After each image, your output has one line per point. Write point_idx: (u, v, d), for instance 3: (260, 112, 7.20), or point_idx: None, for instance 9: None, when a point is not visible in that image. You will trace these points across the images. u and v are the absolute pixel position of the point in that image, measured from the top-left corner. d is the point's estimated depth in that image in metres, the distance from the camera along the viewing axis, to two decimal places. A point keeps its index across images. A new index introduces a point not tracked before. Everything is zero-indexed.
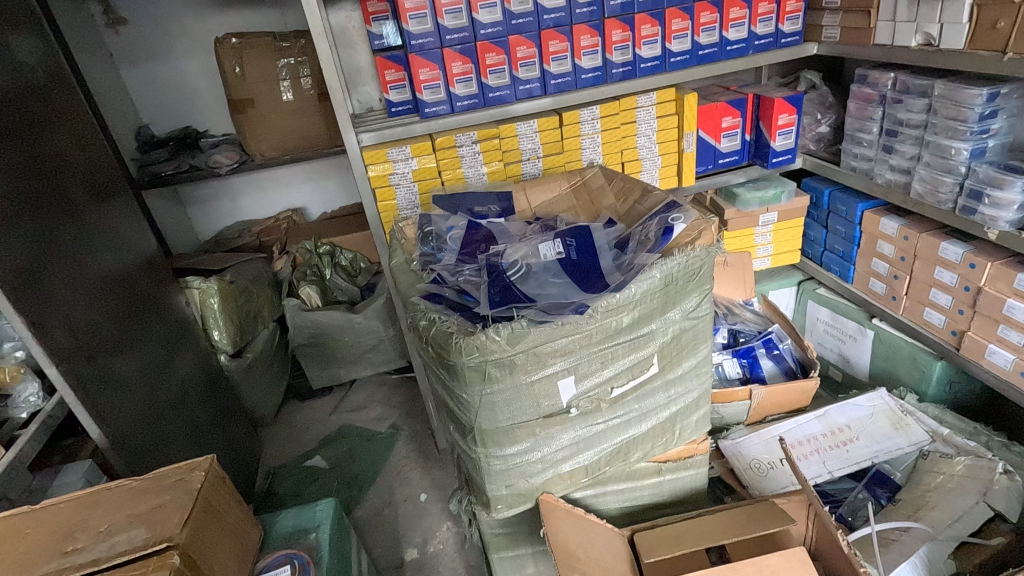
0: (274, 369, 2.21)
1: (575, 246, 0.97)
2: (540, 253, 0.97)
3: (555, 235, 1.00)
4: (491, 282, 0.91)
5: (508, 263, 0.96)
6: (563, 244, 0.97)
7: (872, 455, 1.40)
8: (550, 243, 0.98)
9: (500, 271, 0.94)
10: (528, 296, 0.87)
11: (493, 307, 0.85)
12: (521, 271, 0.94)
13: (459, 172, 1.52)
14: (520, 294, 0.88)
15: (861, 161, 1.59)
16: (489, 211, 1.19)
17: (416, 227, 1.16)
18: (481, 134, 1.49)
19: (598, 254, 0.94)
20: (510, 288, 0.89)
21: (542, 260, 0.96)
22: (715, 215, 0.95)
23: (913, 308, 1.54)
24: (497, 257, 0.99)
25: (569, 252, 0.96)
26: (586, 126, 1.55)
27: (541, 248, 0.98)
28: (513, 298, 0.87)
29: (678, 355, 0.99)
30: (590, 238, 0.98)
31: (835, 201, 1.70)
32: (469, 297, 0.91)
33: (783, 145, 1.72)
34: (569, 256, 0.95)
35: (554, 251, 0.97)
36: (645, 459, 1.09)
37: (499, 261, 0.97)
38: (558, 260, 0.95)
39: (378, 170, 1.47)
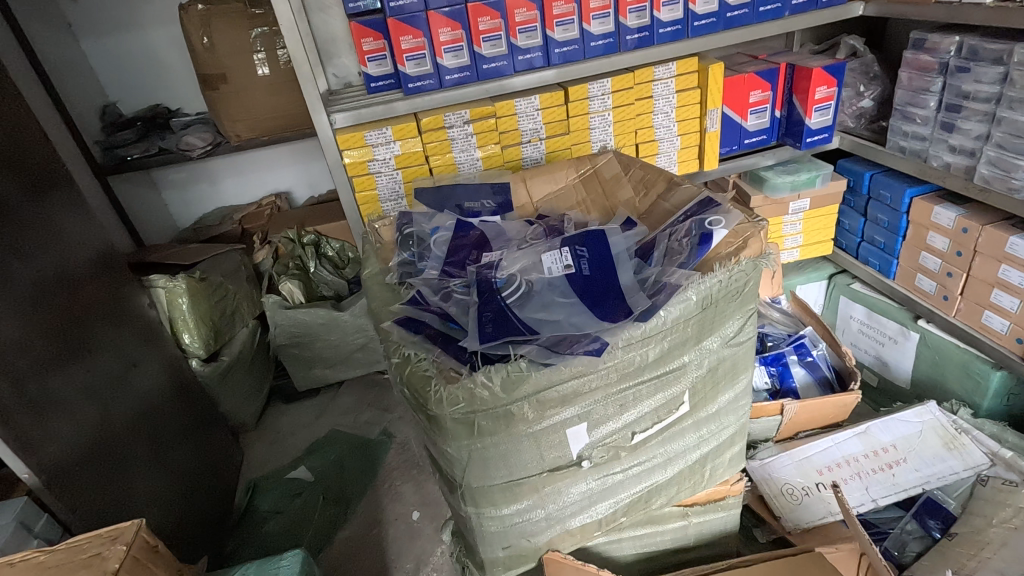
0: (255, 371, 2.04)
1: (587, 256, 0.77)
2: (543, 265, 0.78)
3: (562, 241, 0.81)
4: (482, 305, 0.73)
5: (505, 279, 0.77)
6: (573, 254, 0.78)
7: (922, 481, 1.23)
8: (556, 251, 0.79)
9: (494, 289, 0.75)
10: (530, 325, 0.69)
11: (484, 341, 0.67)
12: (520, 289, 0.75)
13: (449, 157, 1.31)
14: (521, 323, 0.69)
15: (913, 140, 1.38)
16: (482, 208, 0.99)
17: (394, 228, 0.97)
18: (473, 113, 1.29)
19: (617, 266, 0.75)
20: (506, 314, 0.71)
21: (546, 275, 0.77)
22: (764, 218, 0.75)
23: (969, 310, 1.35)
24: (491, 269, 0.80)
25: (580, 264, 0.77)
26: (595, 103, 1.35)
27: (544, 258, 0.79)
28: (510, 328, 0.68)
29: (715, 390, 0.81)
30: (607, 245, 0.78)
31: (877, 186, 1.50)
32: (456, 323, 0.73)
33: (819, 122, 1.51)
34: (580, 270, 0.76)
35: (561, 262, 0.77)
36: (669, 503, 0.92)
37: (493, 274, 0.78)
38: (566, 274, 0.76)
39: (355, 156, 1.27)
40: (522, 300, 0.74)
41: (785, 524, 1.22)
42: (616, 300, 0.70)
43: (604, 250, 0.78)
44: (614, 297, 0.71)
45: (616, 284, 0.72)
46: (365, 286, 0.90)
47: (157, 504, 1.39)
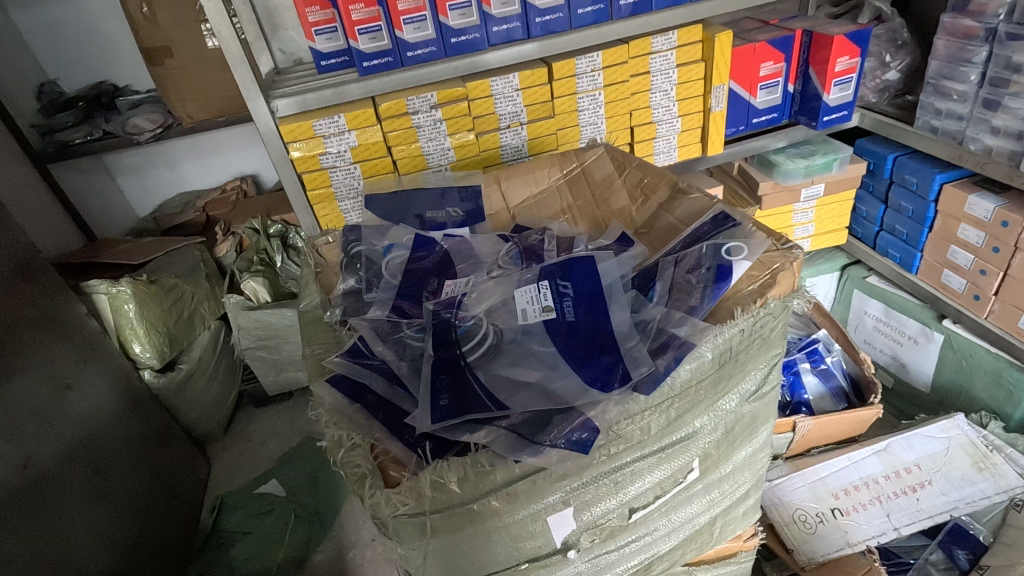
0: (221, 375, 1.88)
1: (572, 294, 0.61)
2: (516, 305, 0.62)
3: (541, 270, 0.65)
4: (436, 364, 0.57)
5: (467, 325, 0.61)
6: (554, 292, 0.62)
7: (950, 507, 1.11)
8: (532, 286, 0.63)
9: (453, 341, 0.59)
10: (496, 397, 0.53)
11: (437, 421, 0.51)
12: (487, 340, 0.59)
13: (415, 148, 1.12)
14: (485, 394, 0.53)
15: (947, 120, 1.21)
16: (448, 218, 0.82)
17: (339, 247, 0.80)
18: (441, 95, 1.10)
19: (610, 307, 0.59)
20: (467, 378, 0.55)
21: (520, 321, 0.60)
22: (798, 244, 0.59)
23: (1005, 312, 1.21)
24: (452, 309, 0.63)
25: (562, 304, 0.60)
26: (583, 81, 1.16)
27: (517, 296, 0.63)
28: (471, 402, 0.52)
29: (730, 450, 0.66)
30: (597, 276, 0.62)
31: (902, 170, 1.33)
32: (405, 388, 0.57)
33: (838, 98, 1.33)
34: (562, 314, 0.60)
35: (539, 302, 0.61)
36: (678, 563, 0.76)
37: (454, 317, 0.62)
38: (544, 320, 0.60)
39: (303, 149, 1.08)
40: (488, 354, 0.59)
41: (798, 558, 1.10)
42: (608, 358, 0.54)
43: (594, 284, 0.61)
44: (608, 353, 0.55)
45: (610, 335, 0.56)
46: (302, 323, 0.73)
47: (100, 541, 1.25)
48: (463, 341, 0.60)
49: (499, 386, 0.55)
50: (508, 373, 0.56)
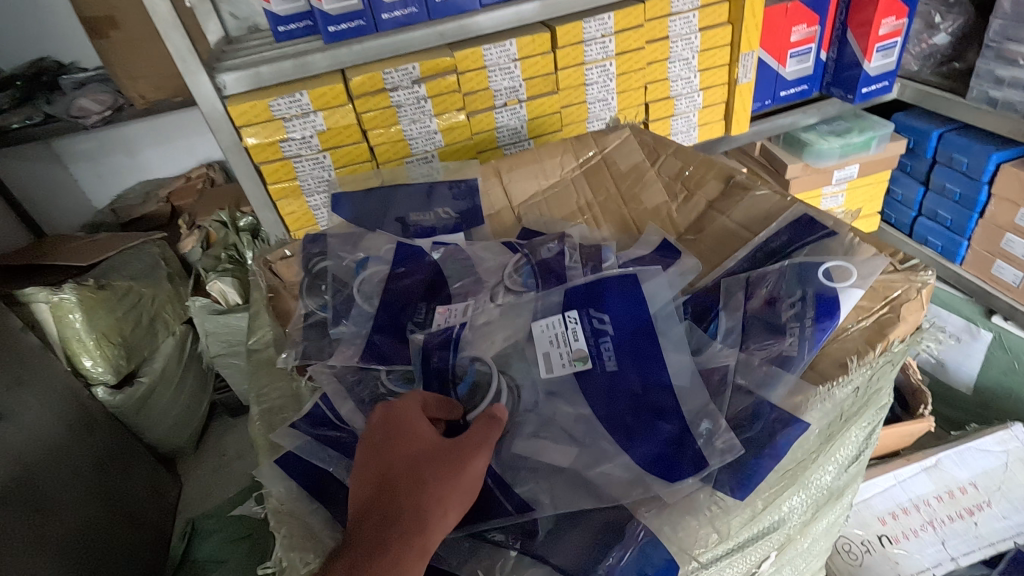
0: (188, 387, 1.66)
1: (611, 330, 0.45)
2: (537, 344, 0.47)
3: (568, 292, 0.49)
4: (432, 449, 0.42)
5: (478, 369, 0.47)
6: (586, 328, 0.46)
7: (1012, 533, 0.99)
8: (555, 319, 0.47)
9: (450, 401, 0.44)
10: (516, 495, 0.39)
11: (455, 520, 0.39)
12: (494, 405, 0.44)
13: (396, 131, 0.94)
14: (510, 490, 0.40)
15: (1010, 90, 1.05)
16: (439, 222, 0.65)
17: (301, 263, 0.62)
18: (424, 67, 0.91)
19: (665, 349, 0.43)
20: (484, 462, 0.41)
21: (544, 374, 0.45)
22: (926, 264, 0.42)
23: None
24: (448, 351, 0.48)
25: (600, 347, 0.45)
26: (591, 49, 0.98)
27: (538, 331, 0.47)
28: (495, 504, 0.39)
29: (817, 522, 0.51)
30: (642, 304, 0.46)
31: (948, 149, 1.18)
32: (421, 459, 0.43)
33: (880, 66, 1.16)
34: (599, 361, 0.44)
35: (567, 344, 0.46)
36: None
37: (451, 360, 0.47)
38: (575, 370, 0.44)
39: (259, 135, 0.89)
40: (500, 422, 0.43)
41: None
42: (667, 427, 0.40)
43: (638, 320, 0.45)
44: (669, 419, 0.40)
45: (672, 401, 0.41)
46: (253, 368, 0.57)
47: None
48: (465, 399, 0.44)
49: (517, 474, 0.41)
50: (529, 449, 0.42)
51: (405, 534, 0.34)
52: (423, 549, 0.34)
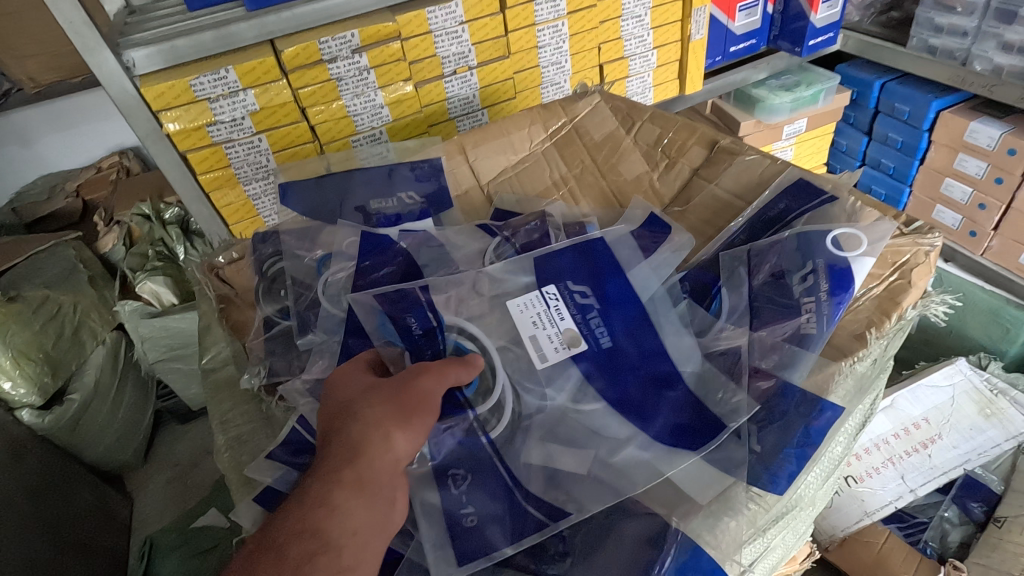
0: (128, 398, 1.52)
1: (597, 305, 0.42)
2: (516, 326, 0.42)
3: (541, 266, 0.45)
4: (438, 503, 0.37)
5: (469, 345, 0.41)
6: (571, 306, 0.42)
7: (961, 461, 1.05)
8: (533, 297, 0.43)
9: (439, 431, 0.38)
10: (535, 507, 0.36)
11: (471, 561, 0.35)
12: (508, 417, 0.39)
13: (339, 107, 0.86)
14: (534, 500, 0.37)
15: (948, 38, 1.07)
16: (402, 208, 0.59)
17: (253, 267, 0.55)
18: (364, 35, 0.82)
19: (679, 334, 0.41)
20: (504, 474, 0.37)
21: (538, 364, 0.40)
22: (932, 227, 0.42)
23: (1003, 248, 1.16)
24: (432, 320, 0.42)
25: (589, 324, 0.41)
26: (542, 9, 0.92)
27: (513, 309, 0.43)
28: (505, 517, 0.36)
29: (823, 488, 0.51)
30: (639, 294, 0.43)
31: (891, 98, 1.21)
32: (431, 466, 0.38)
33: (824, 18, 1.16)
34: (593, 340, 0.41)
35: (553, 323, 0.42)
36: None
37: (437, 319, 0.42)
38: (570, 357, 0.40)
39: (181, 119, 0.78)
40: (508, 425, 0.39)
41: (821, 540, 1.06)
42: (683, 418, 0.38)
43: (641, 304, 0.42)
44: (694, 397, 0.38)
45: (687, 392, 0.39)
46: (212, 390, 0.50)
47: None
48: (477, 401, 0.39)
49: (535, 482, 0.37)
50: (541, 454, 0.38)
51: (339, 470, 0.34)
52: (354, 486, 0.34)
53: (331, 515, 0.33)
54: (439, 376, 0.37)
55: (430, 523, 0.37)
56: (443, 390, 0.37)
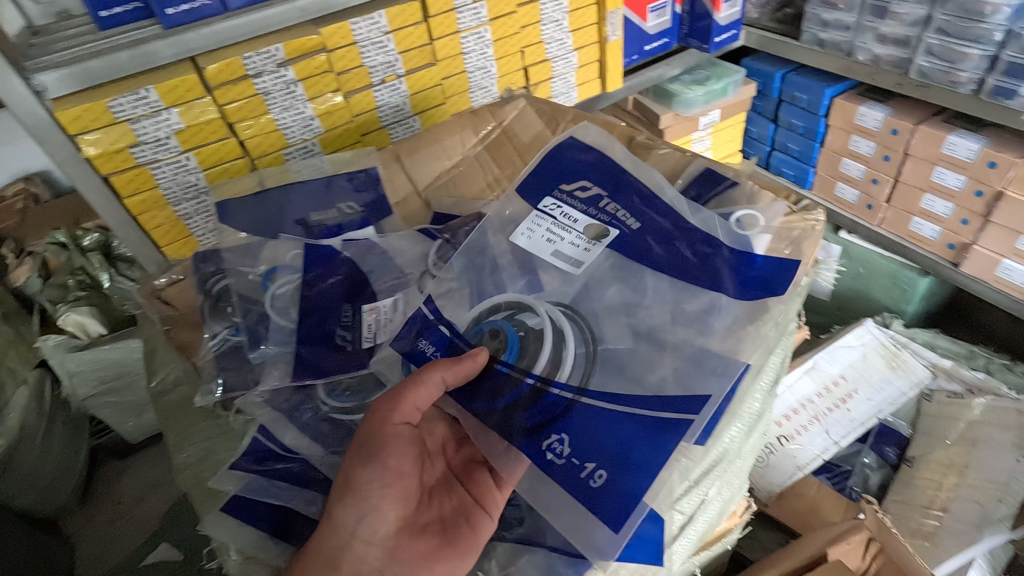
0: (58, 438, 1.43)
1: (604, 195, 0.51)
2: (541, 257, 0.49)
3: (523, 202, 0.53)
4: (562, 482, 0.39)
5: (488, 321, 0.47)
6: (581, 207, 0.51)
7: (875, 412, 1.17)
8: (537, 223, 0.50)
9: (509, 407, 0.43)
10: (654, 443, 0.39)
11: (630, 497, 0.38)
12: (581, 346, 0.44)
13: (267, 121, 0.85)
14: (642, 434, 0.39)
15: (834, 32, 1.19)
16: (341, 218, 0.60)
17: (196, 286, 0.56)
18: (288, 49, 0.82)
19: (620, 304, 0.46)
20: (598, 418, 0.40)
21: (580, 269, 0.48)
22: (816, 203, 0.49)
23: (895, 218, 1.29)
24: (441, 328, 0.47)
25: (609, 214, 0.50)
26: (464, 17, 0.95)
27: (529, 245, 0.50)
28: (624, 463, 0.38)
29: (749, 442, 0.57)
30: (657, 196, 0.51)
31: (791, 87, 1.33)
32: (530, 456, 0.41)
33: (727, 17, 1.26)
34: (621, 224, 0.49)
35: (570, 230, 0.50)
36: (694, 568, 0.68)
37: (452, 332, 0.47)
38: (607, 244, 0.48)
39: (101, 143, 0.76)
40: (578, 367, 0.43)
41: (760, 495, 1.11)
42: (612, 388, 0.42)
43: (667, 224, 0.49)
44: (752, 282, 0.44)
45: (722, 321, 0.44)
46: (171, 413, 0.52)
47: None
48: (524, 362, 0.44)
49: (634, 409, 0.41)
50: (619, 393, 0.41)
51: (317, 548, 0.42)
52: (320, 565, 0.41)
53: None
54: (363, 446, 0.42)
55: (569, 504, 0.39)
56: (370, 456, 0.42)
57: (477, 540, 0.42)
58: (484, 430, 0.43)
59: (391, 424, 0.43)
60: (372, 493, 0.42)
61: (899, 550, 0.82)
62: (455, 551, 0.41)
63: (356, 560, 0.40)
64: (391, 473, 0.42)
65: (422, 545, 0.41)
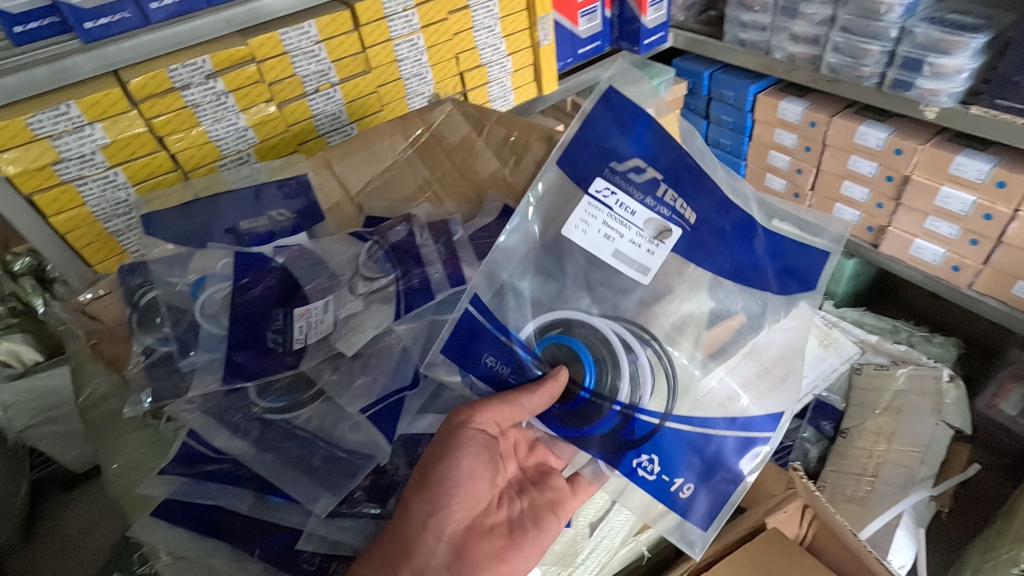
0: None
1: (663, 178, 0.47)
2: (600, 257, 0.47)
3: (573, 185, 0.48)
4: (652, 490, 0.46)
5: (558, 339, 0.48)
6: (639, 198, 0.46)
7: (812, 389, 1.22)
8: (596, 215, 0.47)
9: (604, 433, 0.47)
10: (739, 458, 0.46)
11: (715, 499, 0.46)
12: (658, 367, 0.46)
13: (198, 132, 0.84)
14: (730, 453, 0.46)
15: (753, 32, 1.26)
16: (272, 225, 0.61)
17: (122, 300, 0.55)
18: (216, 60, 0.82)
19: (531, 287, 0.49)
20: (684, 443, 0.46)
21: (646, 277, 0.47)
22: None
23: (820, 205, 1.36)
24: (512, 349, 0.47)
25: (670, 209, 0.47)
26: (396, 24, 0.97)
27: (584, 242, 0.47)
28: (717, 480, 0.46)
29: None
30: (701, 170, 0.47)
31: (718, 85, 1.40)
32: (621, 470, 0.47)
33: (653, 20, 1.32)
34: (680, 219, 0.46)
35: (629, 225, 0.47)
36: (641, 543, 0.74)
37: (528, 354, 0.47)
38: (669, 245, 0.47)
39: (21, 161, 0.74)
40: (660, 384, 0.46)
41: None
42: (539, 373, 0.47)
43: (720, 218, 0.48)
44: (789, 274, 0.49)
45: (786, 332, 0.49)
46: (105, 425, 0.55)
47: None
48: (608, 388, 0.47)
49: (718, 429, 0.46)
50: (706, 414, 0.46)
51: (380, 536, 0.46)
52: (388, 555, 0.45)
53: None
54: (443, 455, 0.47)
55: (663, 508, 0.47)
56: (446, 462, 0.47)
57: (540, 540, 0.50)
58: (564, 444, 0.50)
59: (475, 433, 0.47)
60: (444, 496, 0.46)
61: (829, 517, 0.84)
62: (520, 552, 0.48)
63: (426, 552, 0.45)
64: (468, 478, 0.47)
65: (490, 544, 0.48)
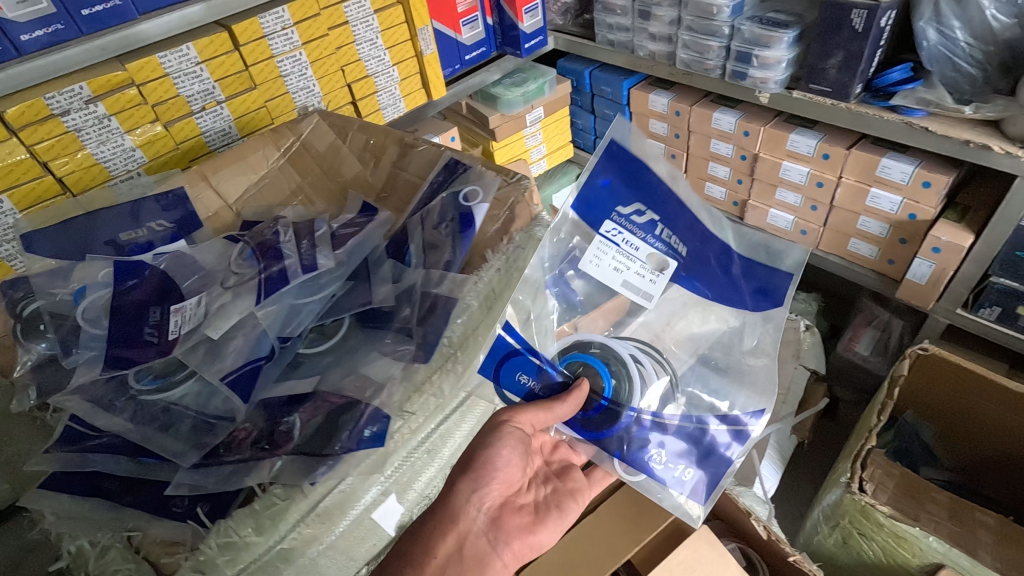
0: None
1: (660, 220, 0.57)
2: (611, 285, 0.57)
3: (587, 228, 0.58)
4: (662, 476, 0.58)
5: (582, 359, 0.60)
6: (642, 238, 0.57)
7: None
8: (606, 254, 0.57)
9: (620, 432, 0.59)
10: (729, 442, 0.58)
11: (714, 478, 0.58)
12: (661, 378, 0.59)
13: (83, 155, 0.89)
14: (721, 442, 0.58)
15: (618, 32, 1.39)
16: (149, 234, 0.67)
17: (5, 312, 0.61)
18: (94, 86, 0.87)
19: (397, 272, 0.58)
20: (683, 433, 0.58)
21: (650, 301, 0.57)
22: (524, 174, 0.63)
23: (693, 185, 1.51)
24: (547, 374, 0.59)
25: (666, 244, 0.57)
26: (276, 42, 1.03)
27: (599, 274, 0.57)
28: (713, 466, 0.58)
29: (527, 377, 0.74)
30: (688, 211, 0.57)
31: (597, 82, 1.53)
32: (637, 466, 0.59)
33: (531, 26, 1.43)
34: (674, 253, 0.57)
35: (634, 260, 0.57)
36: None
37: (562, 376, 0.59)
38: (667, 276, 0.57)
39: None
40: (660, 389, 0.59)
41: None
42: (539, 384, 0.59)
43: (707, 248, 0.58)
44: (763, 292, 0.58)
45: (762, 343, 0.59)
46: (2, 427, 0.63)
47: None
48: (620, 395, 0.59)
49: (710, 422, 0.58)
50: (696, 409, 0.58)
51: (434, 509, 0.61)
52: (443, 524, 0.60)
53: (434, 539, 0.59)
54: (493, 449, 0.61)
55: (671, 493, 0.59)
56: (494, 454, 0.61)
57: (559, 520, 0.67)
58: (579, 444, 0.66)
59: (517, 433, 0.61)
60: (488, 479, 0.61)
61: None
62: (544, 528, 0.66)
63: (469, 519, 0.61)
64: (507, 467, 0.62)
65: (521, 518, 0.65)
